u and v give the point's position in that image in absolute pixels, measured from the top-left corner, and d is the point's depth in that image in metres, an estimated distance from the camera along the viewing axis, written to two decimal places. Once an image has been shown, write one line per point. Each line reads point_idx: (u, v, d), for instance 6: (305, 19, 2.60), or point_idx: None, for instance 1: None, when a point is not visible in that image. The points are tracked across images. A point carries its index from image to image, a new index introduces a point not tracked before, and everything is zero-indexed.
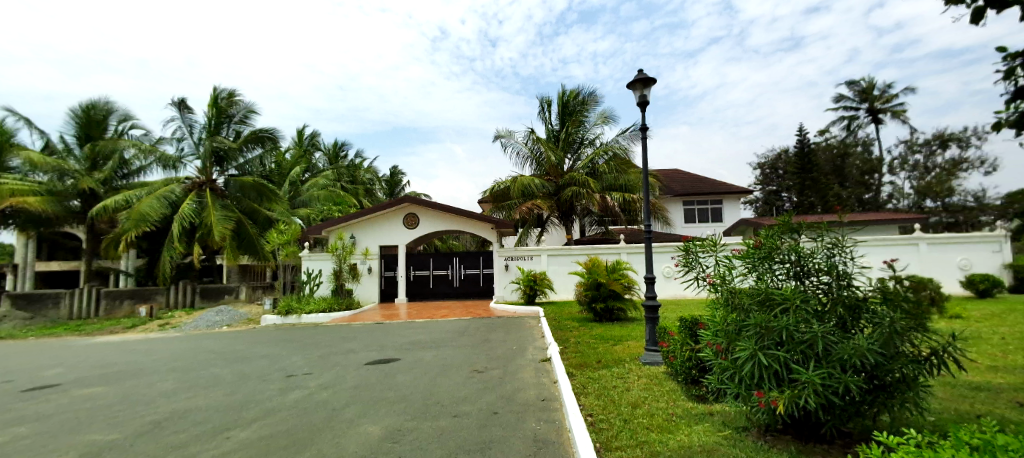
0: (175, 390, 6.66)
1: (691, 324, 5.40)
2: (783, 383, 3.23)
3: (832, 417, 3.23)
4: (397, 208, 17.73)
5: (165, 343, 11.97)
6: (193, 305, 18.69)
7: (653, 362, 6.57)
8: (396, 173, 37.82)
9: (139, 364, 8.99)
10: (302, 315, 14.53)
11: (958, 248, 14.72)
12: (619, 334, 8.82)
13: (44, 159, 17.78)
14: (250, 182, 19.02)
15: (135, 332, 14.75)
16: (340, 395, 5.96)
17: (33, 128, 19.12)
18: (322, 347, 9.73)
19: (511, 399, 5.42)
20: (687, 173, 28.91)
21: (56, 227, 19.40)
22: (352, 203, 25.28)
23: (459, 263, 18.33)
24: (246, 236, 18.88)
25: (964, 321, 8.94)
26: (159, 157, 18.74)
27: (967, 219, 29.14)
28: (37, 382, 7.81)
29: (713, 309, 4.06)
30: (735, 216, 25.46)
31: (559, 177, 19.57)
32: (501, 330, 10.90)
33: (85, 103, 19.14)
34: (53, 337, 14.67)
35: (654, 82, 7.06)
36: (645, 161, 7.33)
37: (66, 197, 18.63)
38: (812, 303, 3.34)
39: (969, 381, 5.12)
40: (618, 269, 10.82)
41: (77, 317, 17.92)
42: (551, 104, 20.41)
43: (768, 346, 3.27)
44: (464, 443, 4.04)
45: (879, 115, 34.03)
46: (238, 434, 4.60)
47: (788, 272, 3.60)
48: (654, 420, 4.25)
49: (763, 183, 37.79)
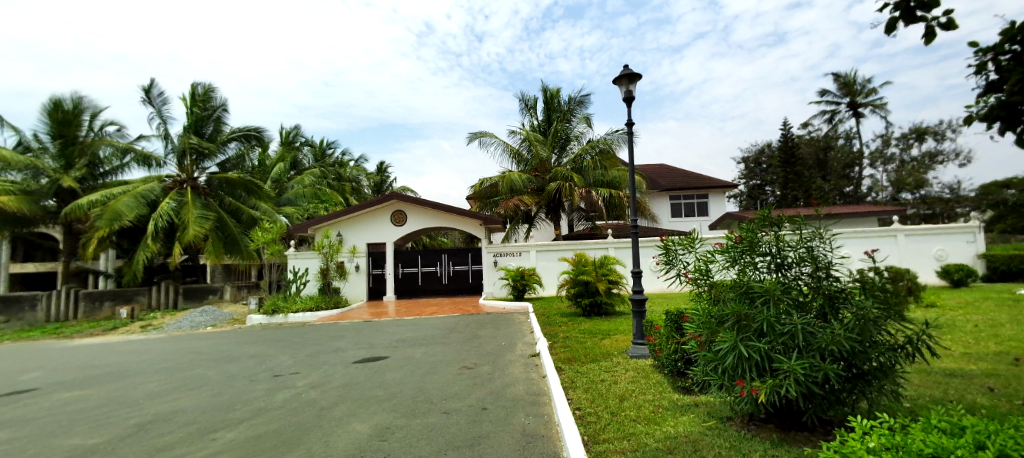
0: (161, 391, 6.58)
1: (676, 317, 5.50)
2: (765, 373, 3.31)
3: (812, 406, 3.32)
4: (384, 205, 17.60)
5: (149, 344, 11.78)
6: (176, 306, 18.43)
7: (640, 355, 6.64)
8: (383, 169, 37.60)
9: (123, 366, 8.82)
10: (289, 314, 14.38)
11: (935, 238, 15.12)
12: (607, 329, 8.92)
13: (16, 157, 17.24)
14: (235, 179, 18.62)
15: (117, 334, 14.50)
16: (329, 393, 5.93)
17: (5, 125, 18.55)
18: (310, 346, 9.67)
19: (501, 395, 5.45)
20: (674, 168, 29.14)
21: (32, 226, 18.90)
22: (338, 201, 25.06)
23: (448, 260, 18.30)
24: (229, 234, 18.52)
25: (940, 310, 9.23)
26: (138, 154, 18.42)
27: (943, 211, 29.89)
28: (17, 386, 7.67)
29: (697, 303, 4.15)
30: (721, 210, 25.80)
31: (546, 173, 19.59)
32: (490, 326, 10.95)
33: (55, 100, 18.13)
34: (30, 341, 14.32)
35: (640, 77, 7.12)
36: (631, 156, 7.40)
37: (41, 197, 18.17)
38: (793, 294, 3.43)
39: (944, 368, 5.29)
40: (607, 264, 10.89)
41: (55, 320, 17.46)
42: (532, 104, 20.38)
43: (750, 338, 3.36)
44: (453, 440, 4.06)
45: (859, 109, 34.70)
46: (224, 435, 4.57)
47: (769, 265, 3.65)
48: (641, 412, 4.33)
49: (747, 177, 38.26)
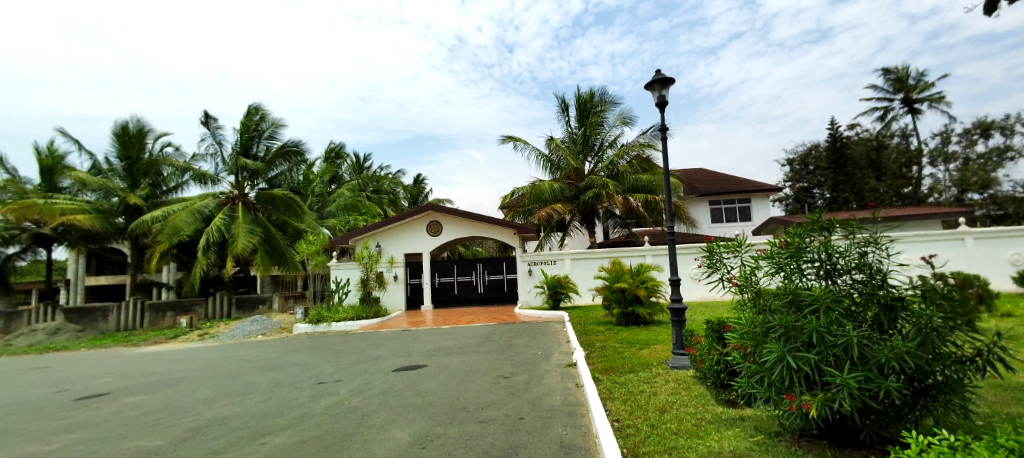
0: (215, 397, 6.92)
1: (718, 327, 5.31)
2: (815, 386, 3.14)
3: (869, 422, 3.14)
4: (420, 216, 17.97)
5: (204, 352, 12.49)
6: (230, 316, 19.41)
7: (680, 366, 6.44)
8: (419, 181, 38.38)
9: (182, 373, 9.39)
10: (332, 323, 14.83)
11: (1008, 242, 13.92)
12: (646, 338, 8.70)
13: (91, 179, 18.86)
14: (279, 195, 19.56)
15: (177, 342, 15.45)
16: (370, 401, 6.07)
17: (81, 150, 20.31)
18: (351, 354, 9.97)
19: (537, 405, 5.40)
20: (713, 172, 28.27)
21: (104, 242, 20.52)
22: (376, 213, 25.81)
23: (483, 269, 18.43)
24: (275, 247, 19.35)
25: (1017, 320, 8.44)
26: (195, 173, 19.59)
27: (1017, 211, 27.39)
28: (90, 391, 8.31)
29: (739, 311, 3.99)
30: (765, 214, 24.83)
31: (580, 180, 19.43)
32: (526, 335, 10.90)
33: (122, 125, 19.74)
34: (102, 348, 15.47)
35: (672, 81, 6.98)
36: (664, 162, 7.23)
37: (112, 214, 19.71)
38: (845, 304, 3.23)
39: (1020, 383, 4.83)
40: (643, 271, 10.65)
41: (123, 329, 18.78)
42: (568, 109, 20.38)
43: (798, 349, 3.19)
44: (491, 449, 4.07)
45: (915, 105, 32.59)
46: (273, 439, 4.75)
47: (817, 272, 3.48)
48: (682, 425, 4.18)
49: (793, 179, 36.50)
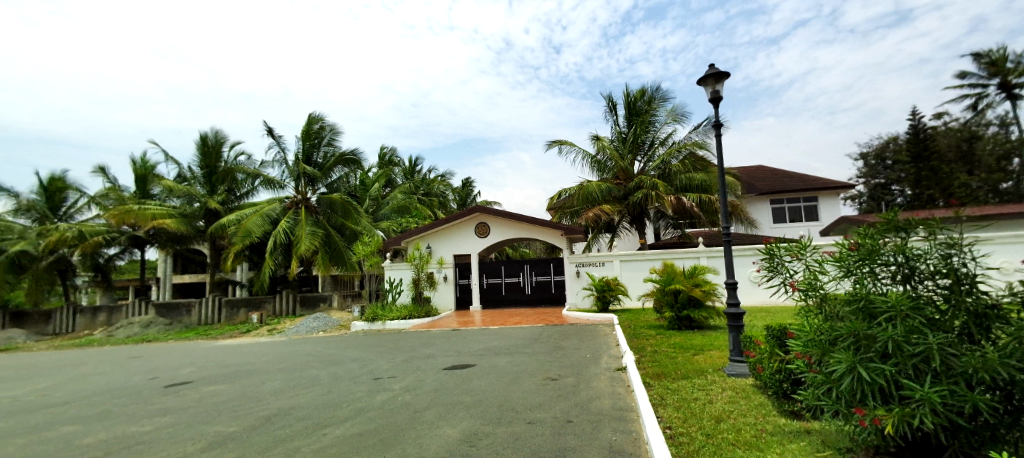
0: (282, 389, 7.38)
1: (780, 333, 5.01)
2: (891, 400, 2.87)
3: (957, 441, 2.82)
4: (470, 218, 18.26)
5: (273, 346, 13.36)
6: (295, 312, 20.63)
7: (738, 373, 6.12)
8: (468, 183, 39.01)
9: (254, 365, 10.09)
10: (386, 322, 15.38)
11: None
12: (700, 343, 8.34)
13: (177, 186, 20.72)
14: (338, 200, 20.62)
15: (249, 337, 16.63)
16: (422, 398, 6.22)
17: (168, 159, 22.36)
18: (405, 352, 10.28)
19: (585, 409, 5.31)
20: (776, 169, 26.70)
21: (187, 244, 22.47)
22: (428, 215, 26.50)
23: (531, 270, 18.44)
24: (335, 248, 20.37)
25: None
26: (264, 178, 21.00)
27: None
28: (176, 379, 9.13)
29: (803, 317, 3.73)
30: (834, 213, 23.14)
31: (629, 180, 18.99)
32: (574, 337, 10.77)
33: (202, 136, 21.53)
34: (185, 341, 16.94)
35: (727, 75, 6.65)
36: (719, 159, 6.90)
37: (194, 218, 21.55)
38: (926, 311, 2.92)
39: None
40: (698, 273, 10.23)
41: (204, 323, 20.48)
42: (616, 107, 20.00)
43: (870, 359, 2.92)
44: (539, 450, 4.05)
45: (1014, 90, 29.16)
46: (332, 431, 4.98)
47: (893, 276, 3.19)
48: (740, 436, 3.96)
49: (867, 176, 33.61)
